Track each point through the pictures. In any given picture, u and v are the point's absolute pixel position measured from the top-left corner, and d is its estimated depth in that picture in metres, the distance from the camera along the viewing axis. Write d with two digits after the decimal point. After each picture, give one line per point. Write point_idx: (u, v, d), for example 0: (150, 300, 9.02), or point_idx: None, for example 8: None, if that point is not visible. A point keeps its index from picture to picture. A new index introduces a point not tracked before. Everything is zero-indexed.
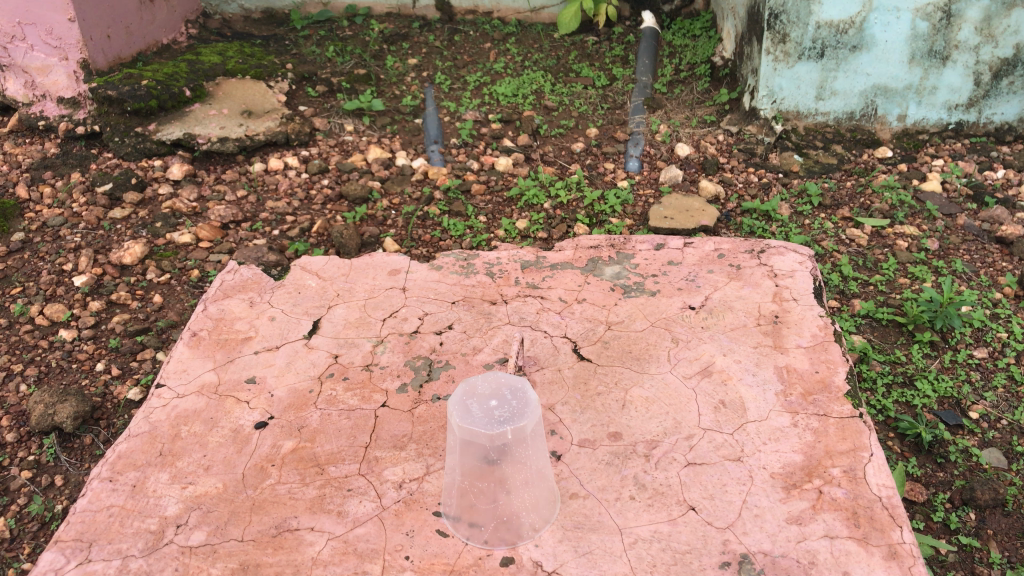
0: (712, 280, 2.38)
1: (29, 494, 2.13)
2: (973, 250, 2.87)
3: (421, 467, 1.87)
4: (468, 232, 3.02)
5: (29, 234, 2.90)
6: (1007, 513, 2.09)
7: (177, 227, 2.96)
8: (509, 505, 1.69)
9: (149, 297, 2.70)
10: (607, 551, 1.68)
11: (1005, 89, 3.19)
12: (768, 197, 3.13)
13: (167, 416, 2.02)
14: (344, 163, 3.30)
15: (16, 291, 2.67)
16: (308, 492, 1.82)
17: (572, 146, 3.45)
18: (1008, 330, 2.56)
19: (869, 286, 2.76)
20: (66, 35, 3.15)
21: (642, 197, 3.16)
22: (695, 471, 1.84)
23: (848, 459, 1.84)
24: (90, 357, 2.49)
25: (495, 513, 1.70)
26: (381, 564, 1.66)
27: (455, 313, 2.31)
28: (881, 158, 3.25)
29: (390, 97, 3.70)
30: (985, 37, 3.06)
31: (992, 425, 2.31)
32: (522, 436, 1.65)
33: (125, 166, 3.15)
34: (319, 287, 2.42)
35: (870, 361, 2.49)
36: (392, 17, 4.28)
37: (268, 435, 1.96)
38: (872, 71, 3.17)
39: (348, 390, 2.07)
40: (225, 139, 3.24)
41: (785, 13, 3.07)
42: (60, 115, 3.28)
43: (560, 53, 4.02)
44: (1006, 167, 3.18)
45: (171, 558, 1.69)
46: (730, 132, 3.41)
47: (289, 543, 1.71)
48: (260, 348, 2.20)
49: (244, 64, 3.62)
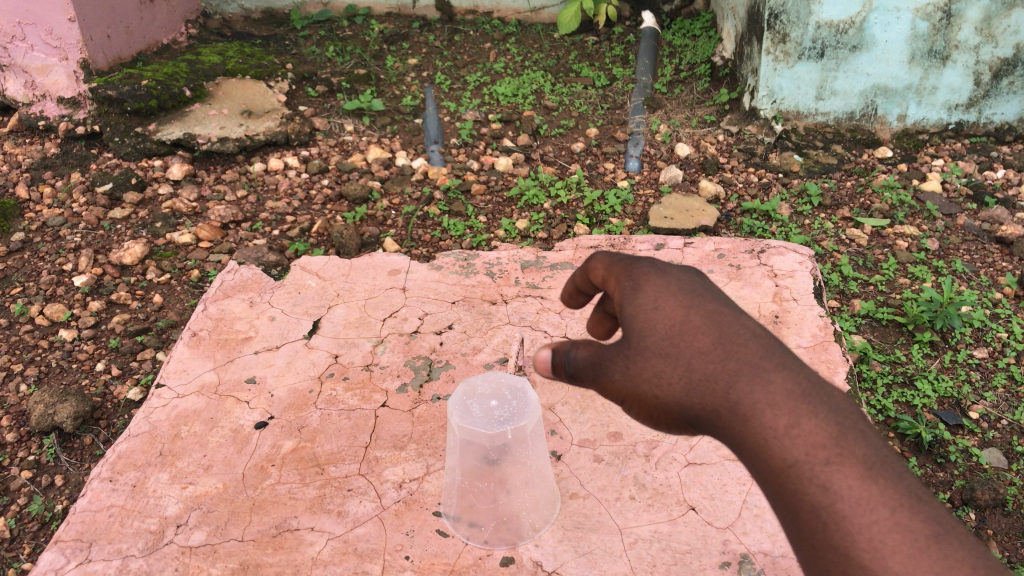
0: (712, 280, 2.38)
1: (29, 494, 2.13)
2: (973, 250, 2.87)
3: (421, 467, 1.87)
4: (468, 232, 3.02)
5: (29, 234, 2.90)
6: (1007, 513, 2.09)
7: (177, 227, 2.96)
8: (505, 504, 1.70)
9: (149, 297, 2.70)
10: (607, 551, 1.68)
11: (1005, 89, 3.19)
12: (768, 197, 3.13)
13: (168, 416, 2.02)
14: (344, 163, 3.31)
15: (16, 291, 2.67)
16: (308, 493, 1.82)
17: (573, 146, 3.45)
18: (1008, 330, 2.56)
19: (869, 286, 2.76)
20: (65, 34, 3.15)
21: (642, 197, 3.16)
22: (695, 471, 1.84)
23: None
24: (90, 357, 2.49)
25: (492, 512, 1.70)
26: (381, 564, 1.66)
27: (455, 313, 2.31)
28: (881, 158, 3.25)
29: (390, 97, 3.70)
30: (985, 37, 3.06)
31: (992, 425, 2.31)
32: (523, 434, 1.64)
33: (125, 166, 3.15)
34: (319, 287, 2.42)
35: (871, 360, 2.49)
36: (392, 17, 4.28)
37: (268, 435, 1.96)
38: (872, 71, 3.17)
39: (348, 390, 2.07)
40: (225, 139, 3.24)
41: (785, 13, 3.07)
42: (60, 115, 3.27)
43: (560, 53, 4.02)
44: (1006, 167, 3.18)
45: (171, 558, 1.69)
46: (730, 132, 3.41)
47: (290, 543, 1.71)
48: (260, 348, 2.20)
49: (244, 64, 3.62)
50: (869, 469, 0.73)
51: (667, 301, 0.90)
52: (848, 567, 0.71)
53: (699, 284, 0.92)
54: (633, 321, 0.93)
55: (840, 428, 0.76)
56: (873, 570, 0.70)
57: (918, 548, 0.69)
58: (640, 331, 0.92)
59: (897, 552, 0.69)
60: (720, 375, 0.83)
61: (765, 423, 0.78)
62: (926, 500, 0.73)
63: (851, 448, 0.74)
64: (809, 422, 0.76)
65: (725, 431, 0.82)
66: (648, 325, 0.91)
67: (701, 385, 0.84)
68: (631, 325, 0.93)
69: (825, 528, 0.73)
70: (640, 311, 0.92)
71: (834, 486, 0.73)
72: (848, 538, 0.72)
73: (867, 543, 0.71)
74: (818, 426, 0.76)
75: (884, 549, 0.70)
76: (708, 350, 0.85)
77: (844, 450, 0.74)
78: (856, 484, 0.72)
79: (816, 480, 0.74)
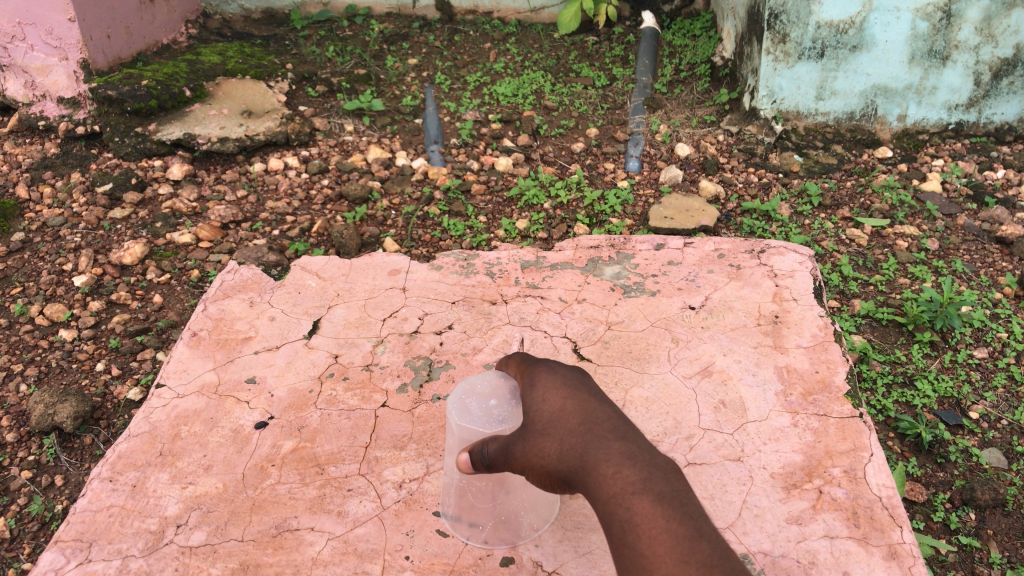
0: (712, 280, 2.38)
1: (29, 494, 2.14)
2: (973, 250, 2.87)
3: (421, 467, 1.87)
4: (468, 232, 3.02)
5: (29, 234, 2.90)
6: (1006, 513, 2.09)
7: (177, 227, 2.96)
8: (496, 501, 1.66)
9: (149, 297, 2.70)
10: (607, 551, 1.68)
11: (1005, 89, 3.19)
12: (768, 197, 3.13)
13: (167, 416, 2.02)
14: (344, 163, 3.31)
15: (16, 290, 2.67)
16: (308, 493, 1.82)
17: (572, 146, 3.45)
18: (1008, 330, 2.56)
19: (869, 286, 2.76)
20: (65, 34, 3.15)
21: (642, 197, 3.16)
22: (695, 471, 1.84)
23: (848, 459, 1.85)
24: (90, 357, 2.49)
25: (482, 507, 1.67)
26: (381, 564, 1.66)
27: (455, 313, 2.31)
28: (881, 158, 3.25)
29: (390, 98, 3.71)
30: (985, 37, 3.06)
31: (992, 425, 2.31)
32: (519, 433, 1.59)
33: (125, 167, 3.15)
34: (319, 287, 2.42)
35: (870, 360, 2.49)
36: (392, 17, 4.28)
37: (268, 435, 1.96)
38: (872, 71, 3.17)
39: (348, 390, 2.07)
40: (225, 138, 3.24)
41: (785, 13, 3.07)
42: (60, 115, 3.27)
43: (560, 53, 4.02)
44: (1006, 167, 3.18)
45: (171, 558, 1.69)
46: (730, 132, 3.41)
47: (290, 543, 1.71)
48: (260, 348, 2.20)
49: (244, 64, 3.62)
50: (661, 499, 1.12)
51: (552, 390, 1.32)
52: (638, 560, 1.08)
53: (578, 380, 1.35)
54: (529, 404, 1.34)
55: (648, 473, 1.16)
56: (648, 558, 1.07)
57: (681, 546, 1.06)
58: (532, 412, 1.33)
59: (663, 549, 1.07)
60: (575, 439, 1.24)
61: (601, 469, 1.19)
62: (701, 524, 1.09)
63: (651, 486, 1.14)
64: (628, 469, 1.17)
65: (580, 481, 1.22)
66: (537, 408, 1.32)
67: (563, 445, 1.25)
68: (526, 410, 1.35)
69: (626, 536, 1.11)
70: (534, 398, 1.34)
71: (634, 508, 1.12)
72: (637, 540, 1.09)
73: (648, 541, 1.08)
74: (632, 471, 1.16)
75: (656, 545, 1.07)
76: (570, 423, 1.27)
77: (645, 487, 1.14)
78: (646, 507, 1.11)
79: (624, 503, 1.13)
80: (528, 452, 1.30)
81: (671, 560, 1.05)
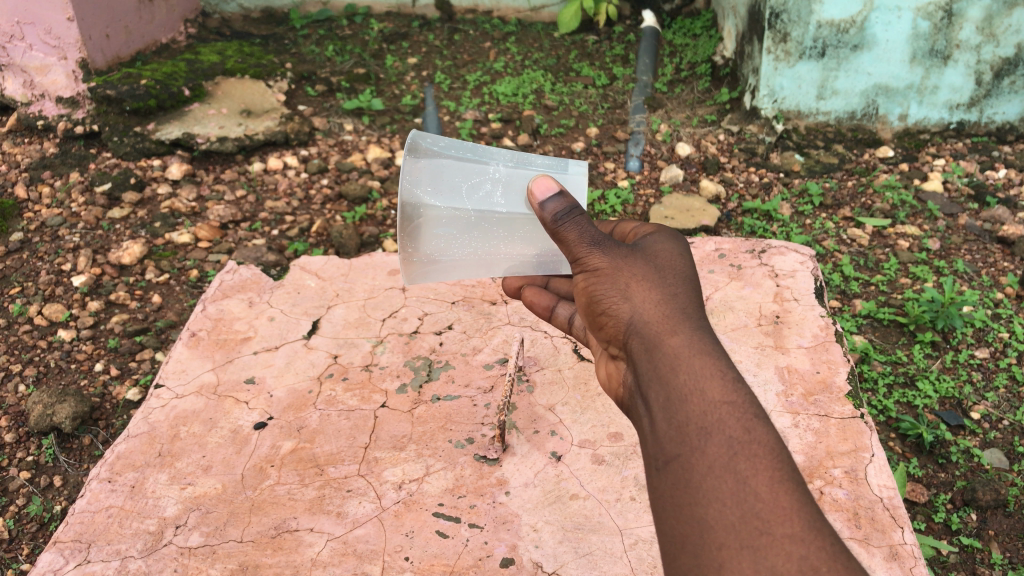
0: (712, 280, 2.37)
1: (28, 495, 2.14)
2: (974, 250, 2.86)
3: (421, 468, 1.86)
4: None
5: (28, 234, 2.88)
6: (1008, 514, 2.08)
7: (177, 227, 2.97)
8: (435, 238, 1.48)
9: (149, 297, 2.71)
10: (608, 552, 1.67)
11: (1006, 89, 3.17)
12: (768, 197, 3.14)
13: (167, 416, 2.01)
14: (343, 163, 3.31)
15: (16, 291, 2.66)
16: (308, 493, 1.81)
17: (572, 146, 3.45)
18: (1009, 331, 2.55)
19: (870, 286, 2.76)
20: (64, 34, 3.13)
21: (642, 197, 3.18)
22: None
23: (849, 460, 1.84)
24: (90, 357, 2.49)
25: (427, 215, 1.45)
26: (381, 564, 1.65)
27: (455, 313, 2.30)
28: (882, 158, 3.24)
29: (390, 97, 3.69)
30: (986, 36, 3.05)
31: (993, 426, 2.31)
32: (523, 276, 1.54)
33: (124, 166, 3.13)
34: (319, 287, 2.41)
35: (871, 361, 2.49)
36: (392, 16, 4.24)
37: (268, 435, 1.95)
38: (873, 71, 3.15)
39: (347, 390, 2.07)
40: (225, 138, 3.22)
41: (785, 13, 3.07)
42: (60, 115, 3.23)
43: (560, 53, 4.01)
44: (1007, 167, 3.16)
45: (171, 559, 1.68)
46: (730, 131, 3.40)
47: (289, 544, 1.70)
48: (259, 348, 2.20)
49: (243, 64, 3.60)
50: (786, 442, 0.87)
51: (683, 258, 1.12)
52: (743, 490, 0.81)
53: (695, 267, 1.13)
54: (647, 250, 1.13)
55: None
56: (762, 499, 0.81)
57: (813, 513, 0.81)
58: (647, 257, 1.11)
59: (789, 500, 0.81)
60: (686, 314, 1.01)
61: (718, 358, 0.93)
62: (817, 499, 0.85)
63: None
64: None
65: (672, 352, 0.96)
66: (655, 257, 1.11)
67: (671, 306, 1.02)
68: (641, 249, 1.12)
69: (731, 452, 0.84)
70: (655, 249, 1.13)
71: (757, 431, 0.85)
72: (751, 469, 0.82)
73: (768, 480, 0.82)
74: None
75: (778, 489, 0.81)
76: (686, 298, 1.04)
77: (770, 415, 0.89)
78: (774, 439, 0.85)
79: (744, 417, 0.86)
80: (615, 281, 1.08)
81: (802, 519, 0.80)
